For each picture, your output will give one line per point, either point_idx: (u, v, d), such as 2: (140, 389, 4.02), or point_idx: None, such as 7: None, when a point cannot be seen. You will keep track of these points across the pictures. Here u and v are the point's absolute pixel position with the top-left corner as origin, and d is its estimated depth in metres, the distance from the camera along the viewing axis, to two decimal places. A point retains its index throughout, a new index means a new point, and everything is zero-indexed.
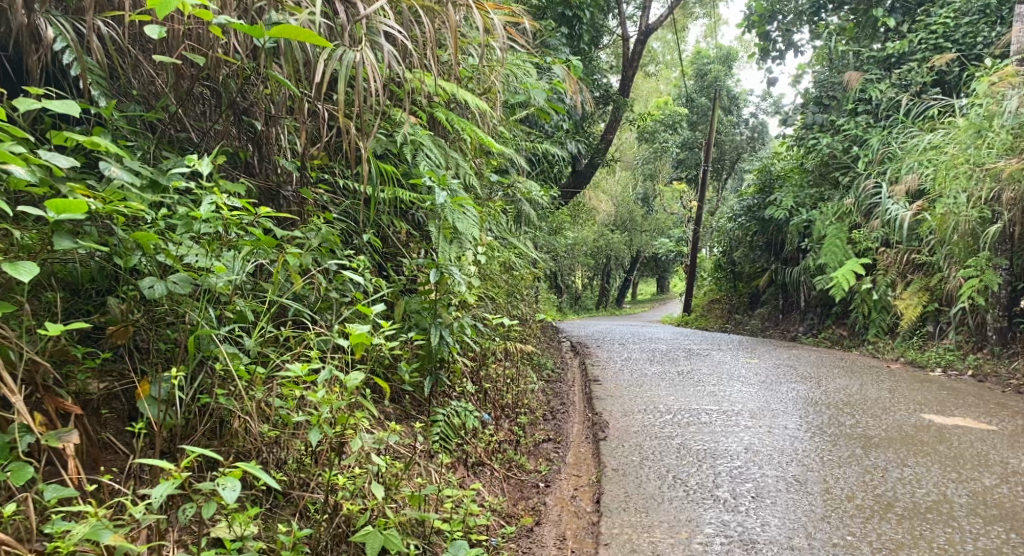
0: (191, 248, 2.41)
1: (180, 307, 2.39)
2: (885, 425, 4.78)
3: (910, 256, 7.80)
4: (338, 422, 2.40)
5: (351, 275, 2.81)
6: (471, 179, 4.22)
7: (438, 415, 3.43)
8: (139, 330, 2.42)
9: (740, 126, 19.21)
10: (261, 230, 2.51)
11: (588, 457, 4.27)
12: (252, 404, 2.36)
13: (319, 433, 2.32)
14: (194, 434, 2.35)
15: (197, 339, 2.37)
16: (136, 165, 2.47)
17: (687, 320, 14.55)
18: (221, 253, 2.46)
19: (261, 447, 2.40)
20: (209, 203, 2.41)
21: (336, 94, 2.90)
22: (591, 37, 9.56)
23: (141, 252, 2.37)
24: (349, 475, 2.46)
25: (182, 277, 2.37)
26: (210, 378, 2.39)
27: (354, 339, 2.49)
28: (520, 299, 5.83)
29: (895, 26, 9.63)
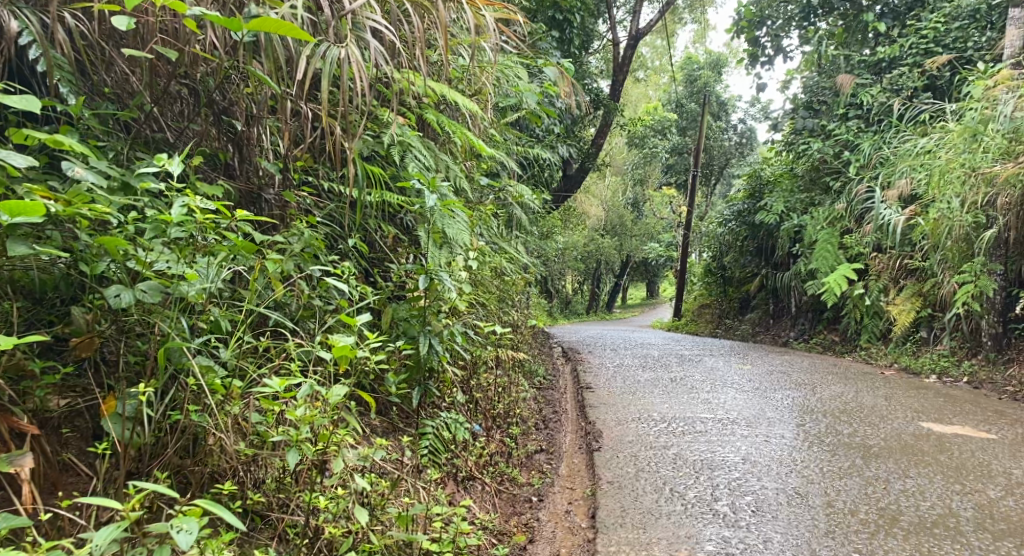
0: (162, 254, 2.28)
1: (150, 317, 2.25)
2: (884, 434, 4.68)
3: (903, 261, 7.73)
4: (320, 440, 2.28)
5: (335, 282, 2.68)
6: (461, 181, 4.11)
7: (427, 428, 3.31)
8: (105, 342, 2.28)
9: (729, 132, 19.16)
10: (237, 235, 2.39)
11: (581, 469, 4.15)
12: (227, 420, 2.24)
13: (299, 453, 2.20)
14: (165, 453, 2.22)
15: (168, 351, 2.25)
16: (104, 165, 2.33)
17: (677, 326, 14.46)
18: (194, 259, 2.34)
19: (237, 466, 2.25)
20: (181, 206, 2.28)
21: (319, 92, 2.78)
22: (581, 41, 9.48)
23: (109, 259, 2.23)
24: (331, 496, 2.33)
25: (152, 285, 2.22)
26: (183, 392, 2.26)
27: (338, 351, 2.37)
28: (510, 306, 5.72)
29: (886, 30, 9.58)
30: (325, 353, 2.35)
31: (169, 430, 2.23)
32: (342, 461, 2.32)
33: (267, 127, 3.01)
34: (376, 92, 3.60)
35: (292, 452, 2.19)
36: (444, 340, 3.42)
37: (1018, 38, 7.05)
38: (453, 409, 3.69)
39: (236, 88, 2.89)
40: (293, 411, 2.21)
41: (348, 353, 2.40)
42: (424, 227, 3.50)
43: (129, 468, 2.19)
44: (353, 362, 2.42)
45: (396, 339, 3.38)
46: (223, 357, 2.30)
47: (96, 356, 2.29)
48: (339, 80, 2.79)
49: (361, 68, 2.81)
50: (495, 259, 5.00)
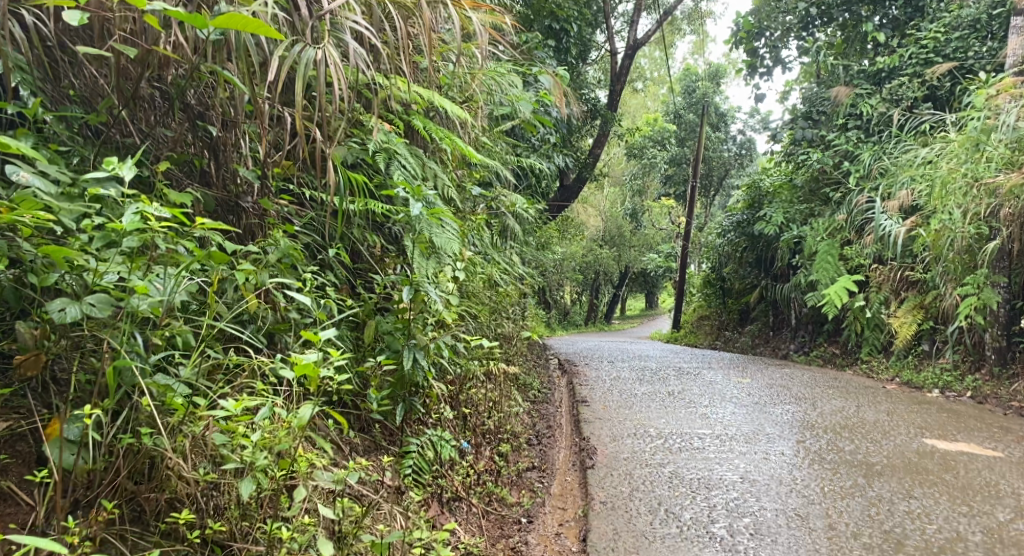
0: (115, 265, 2.17)
1: (101, 332, 2.13)
2: (886, 451, 4.54)
3: (904, 273, 7.60)
4: (280, 466, 2.21)
5: (301, 297, 2.53)
6: (449, 190, 3.99)
7: (410, 446, 3.17)
8: (55, 359, 2.15)
9: (728, 143, 19.04)
10: (197, 245, 2.27)
11: (574, 488, 4.01)
12: (187, 443, 2.14)
13: (253, 484, 2.12)
14: (116, 477, 2.09)
15: (120, 371, 2.13)
16: (51, 170, 2.23)
17: (676, 338, 14.31)
18: (150, 271, 2.23)
19: (195, 493, 2.13)
20: (133, 213, 2.18)
21: (294, 94, 2.66)
22: (578, 51, 9.38)
23: (60, 270, 2.13)
24: (295, 525, 2.19)
25: (101, 299, 2.11)
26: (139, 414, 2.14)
27: (303, 369, 2.24)
28: (503, 317, 5.58)
29: (886, 40, 9.49)
30: (287, 372, 2.22)
31: (122, 451, 2.11)
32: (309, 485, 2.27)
33: (244, 132, 2.89)
34: (360, 96, 3.49)
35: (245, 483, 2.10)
36: (430, 354, 3.29)
37: (1020, 48, 6.96)
38: (439, 425, 3.55)
39: (211, 92, 2.79)
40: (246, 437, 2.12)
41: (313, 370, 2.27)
42: (408, 236, 3.38)
43: (75, 495, 2.06)
44: (322, 380, 2.28)
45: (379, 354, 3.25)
46: (183, 376, 2.22)
47: (43, 374, 2.14)
48: (317, 83, 2.68)
49: (339, 69, 2.70)
50: (487, 271, 4.87)
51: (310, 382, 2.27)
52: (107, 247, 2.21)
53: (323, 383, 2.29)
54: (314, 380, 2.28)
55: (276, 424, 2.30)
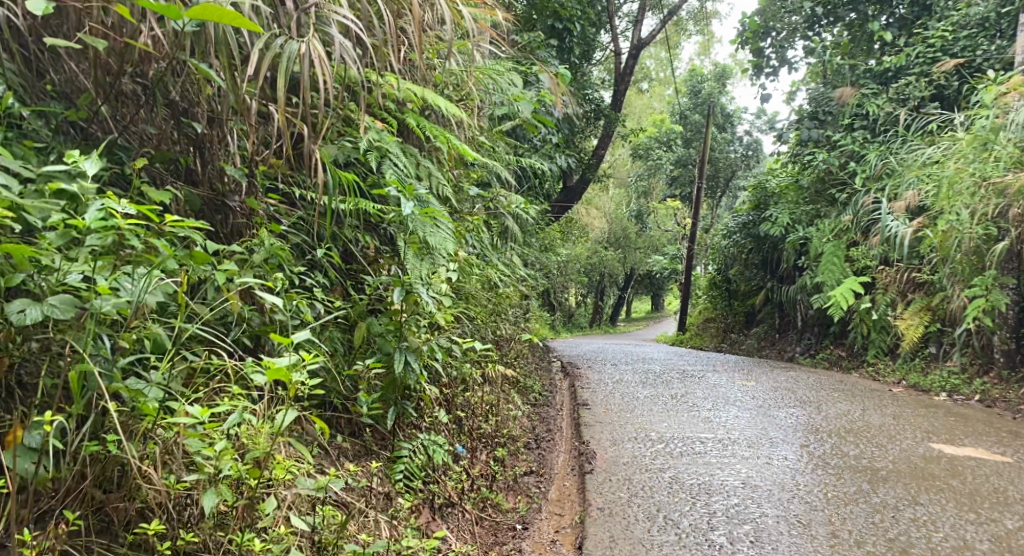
0: (79, 264, 2.10)
1: (63, 335, 2.05)
2: (892, 456, 4.44)
3: (910, 274, 7.50)
4: (251, 475, 2.13)
5: (273, 299, 2.42)
6: (445, 189, 3.92)
7: (402, 451, 3.10)
8: (23, 362, 2.06)
9: (734, 144, 18.92)
10: (165, 243, 2.19)
11: (571, 493, 3.93)
12: (156, 450, 2.07)
13: (214, 498, 2.03)
14: (82, 485, 2.02)
15: (85, 376, 2.05)
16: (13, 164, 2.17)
17: (681, 340, 14.19)
18: (117, 272, 2.15)
19: (164, 502, 2.06)
20: (97, 210, 2.13)
21: (279, 89, 2.60)
22: (582, 51, 9.30)
23: (24, 271, 2.04)
24: (269, 536, 2.14)
25: (63, 299, 2.03)
26: (108, 419, 2.08)
27: (274, 374, 2.14)
28: (503, 319, 5.51)
29: (892, 40, 9.38)
30: (258, 378, 2.13)
31: (88, 459, 2.04)
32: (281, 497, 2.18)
33: (231, 129, 2.84)
34: (352, 93, 3.43)
35: (209, 495, 2.05)
36: (423, 357, 3.21)
37: None
38: (433, 429, 3.48)
39: (196, 89, 2.74)
40: (213, 447, 2.06)
41: (286, 376, 2.17)
42: (400, 236, 3.31)
43: (39, 505, 1.99)
44: (298, 386, 2.18)
45: (370, 356, 3.18)
46: (154, 379, 2.14)
47: (8, 380, 2.04)
48: (303, 78, 2.62)
49: (324, 63, 2.64)
50: (485, 272, 4.80)
51: (286, 388, 2.18)
52: (78, 246, 2.15)
53: (299, 388, 2.20)
54: (289, 385, 2.18)
55: (252, 430, 2.22)
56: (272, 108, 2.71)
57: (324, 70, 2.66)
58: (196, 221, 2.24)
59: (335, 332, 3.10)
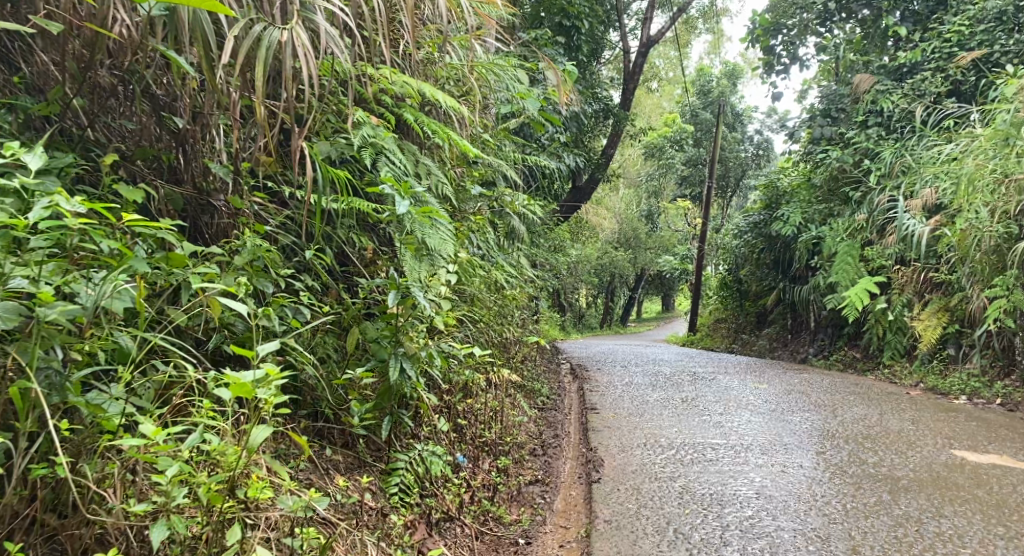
0: (28, 269, 1.96)
1: (10, 346, 1.89)
2: (914, 464, 4.25)
3: (928, 274, 7.30)
4: (212, 500, 1.98)
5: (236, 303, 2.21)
6: (445, 188, 3.78)
7: (398, 463, 2.96)
8: None
9: (745, 143, 18.65)
10: (122, 244, 2.04)
11: (577, 503, 3.77)
12: (111, 472, 1.93)
13: (165, 529, 1.88)
14: (31, 509, 1.89)
15: (31, 393, 1.90)
16: None
17: (692, 341, 13.95)
18: (72, 277, 2.01)
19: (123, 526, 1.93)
20: (43, 208, 1.98)
21: (257, 79, 2.48)
22: (590, 48, 9.13)
23: None
24: None
25: (7, 308, 1.88)
26: (61, 437, 1.94)
27: (239, 389, 1.98)
28: (509, 321, 5.35)
29: (907, 35, 9.15)
30: (220, 393, 1.98)
31: (38, 482, 1.91)
32: (243, 525, 2.03)
33: (216, 126, 2.73)
34: (345, 88, 3.31)
35: (157, 527, 1.89)
36: (420, 365, 3.06)
37: None
38: (432, 438, 3.33)
39: (179, 83, 2.64)
40: (166, 471, 1.92)
41: (251, 391, 2.01)
42: (397, 238, 3.16)
43: None
44: (268, 400, 2.03)
45: (363, 363, 3.04)
46: (115, 393, 2.02)
47: None
48: (285, 67, 2.51)
49: (308, 51, 2.52)
50: (489, 274, 4.65)
51: (253, 403, 2.03)
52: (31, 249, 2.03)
53: (268, 403, 2.04)
54: (257, 400, 2.03)
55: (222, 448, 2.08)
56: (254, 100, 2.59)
57: (308, 59, 2.55)
58: (162, 222, 2.12)
59: (327, 338, 2.96)
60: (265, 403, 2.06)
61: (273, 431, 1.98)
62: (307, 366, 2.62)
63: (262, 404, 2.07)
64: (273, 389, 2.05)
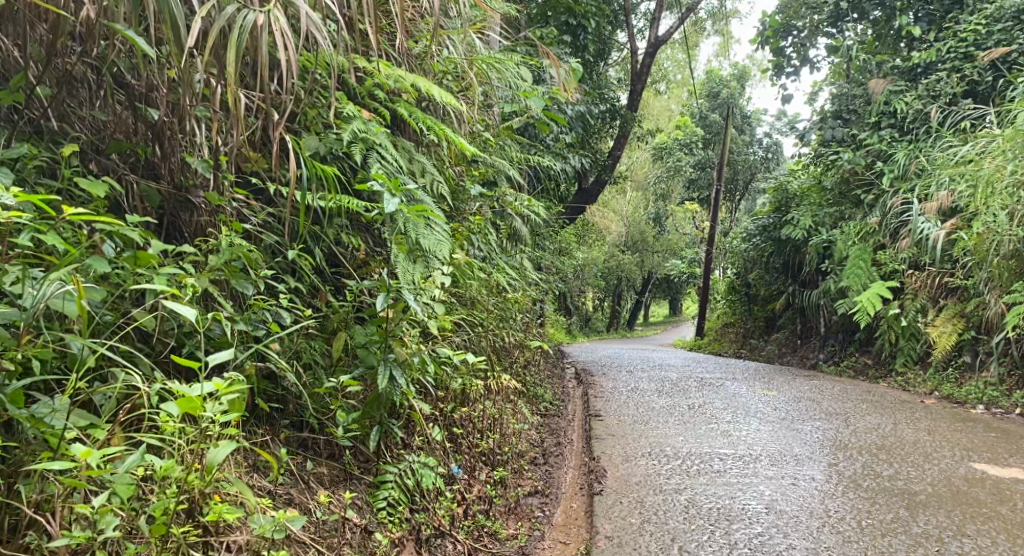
0: None
1: None
2: (931, 477, 4.07)
3: (942, 278, 7.10)
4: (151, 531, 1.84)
5: (184, 308, 2.00)
6: (440, 186, 3.63)
7: (387, 476, 2.81)
8: None
9: (755, 145, 18.41)
10: (59, 238, 1.89)
11: (578, 517, 3.61)
12: (43, 496, 1.81)
13: None
14: None
15: None
16: None
17: (700, 346, 13.73)
18: (12, 276, 1.90)
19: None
20: None
21: (231, 65, 2.36)
22: (597, 48, 8.94)
23: None
24: None
25: None
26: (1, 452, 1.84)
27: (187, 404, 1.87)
28: (512, 325, 5.18)
29: (921, 35, 8.92)
30: (167, 409, 1.87)
31: None
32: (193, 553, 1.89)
33: (196, 118, 2.60)
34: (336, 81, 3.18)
35: None
36: (412, 371, 2.90)
37: None
38: (424, 448, 3.17)
39: (156, 73, 2.52)
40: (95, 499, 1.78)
41: (197, 407, 1.87)
42: (387, 238, 3.00)
43: None
44: (217, 416, 1.93)
45: (350, 370, 2.89)
46: (61, 404, 1.90)
47: None
48: (264, 54, 2.38)
49: (287, 37, 2.39)
50: (488, 276, 4.47)
51: (203, 420, 1.92)
52: None
53: (220, 419, 1.94)
54: (206, 417, 1.92)
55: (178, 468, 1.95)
56: (231, 89, 2.46)
57: (288, 45, 2.41)
58: (119, 219, 1.99)
59: (313, 343, 2.81)
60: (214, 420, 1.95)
61: (233, 448, 1.89)
62: (283, 372, 2.46)
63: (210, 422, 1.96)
64: (225, 404, 1.94)
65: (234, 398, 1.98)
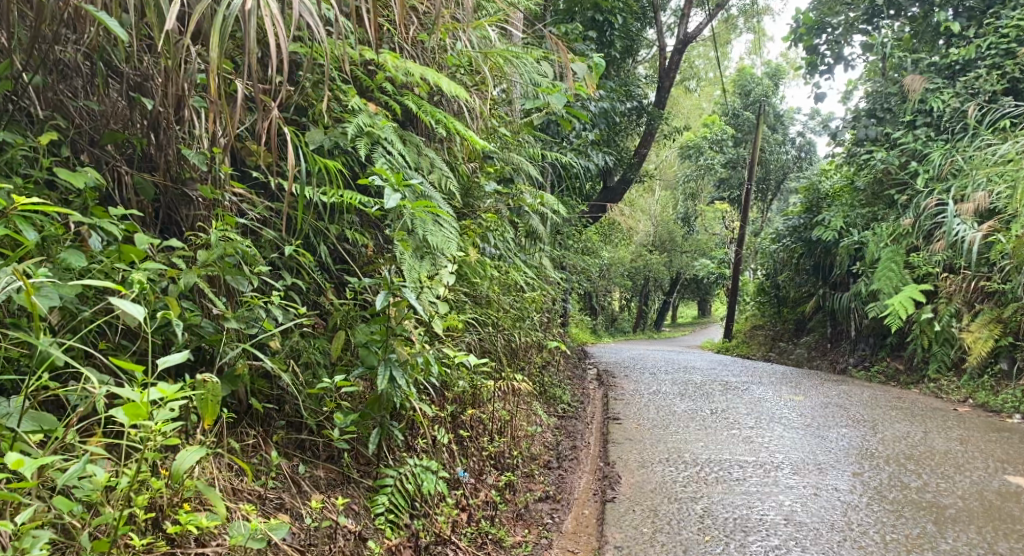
0: None
1: None
2: (962, 489, 3.90)
3: (978, 282, 6.85)
4: (93, 547, 1.81)
5: (131, 308, 1.91)
6: (450, 182, 3.53)
7: (387, 479, 2.72)
8: None
9: (787, 145, 18.05)
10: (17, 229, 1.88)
11: (589, 525, 3.49)
12: None
13: None
14: None
15: None
16: None
17: (727, 348, 13.44)
18: None
19: None
20: None
21: (213, 48, 2.31)
22: (625, 45, 8.75)
23: None
24: None
25: None
26: None
27: (130, 411, 1.82)
28: (530, 325, 5.06)
29: (961, 31, 8.62)
30: (112, 415, 1.83)
31: None
32: None
33: (194, 109, 2.54)
34: (341, 73, 3.10)
35: None
36: (414, 373, 2.79)
37: None
38: (428, 452, 3.07)
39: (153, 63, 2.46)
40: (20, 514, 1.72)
41: (140, 414, 1.83)
42: (390, 234, 2.91)
43: None
44: (161, 425, 1.87)
45: (350, 371, 2.79)
46: (18, 404, 1.90)
47: None
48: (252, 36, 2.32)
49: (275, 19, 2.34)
50: (503, 276, 4.36)
51: (147, 429, 1.87)
52: None
53: (164, 427, 1.88)
54: (152, 425, 1.87)
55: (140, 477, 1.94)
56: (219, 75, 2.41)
57: (276, 28, 2.37)
58: (64, 209, 1.97)
59: (310, 343, 2.73)
60: (158, 429, 1.90)
61: (203, 454, 1.91)
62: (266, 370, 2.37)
63: (154, 432, 1.90)
64: (173, 412, 1.90)
65: (179, 404, 1.91)
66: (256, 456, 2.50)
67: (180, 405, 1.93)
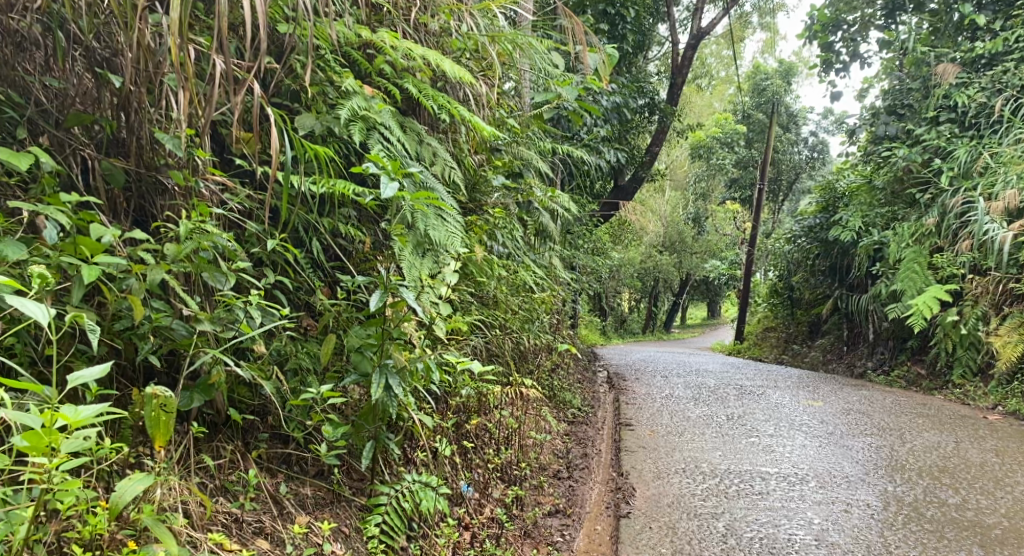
0: None
1: None
2: (1003, 507, 3.61)
3: (1008, 284, 6.51)
4: None
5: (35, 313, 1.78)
6: (454, 173, 3.27)
7: (382, 498, 2.46)
8: None
9: (800, 144, 17.69)
10: None
11: (601, 544, 3.23)
12: None
13: None
14: None
15: None
16: None
17: (739, 350, 13.11)
18: None
19: None
20: None
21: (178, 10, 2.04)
22: (637, 40, 8.45)
23: None
24: None
25: None
26: None
27: (28, 439, 1.72)
28: (540, 328, 4.77)
29: (986, 24, 8.27)
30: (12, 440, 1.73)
31: None
32: None
33: (168, 88, 2.29)
34: (332, 53, 2.84)
35: None
36: (412, 381, 2.53)
37: None
38: (427, 466, 2.81)
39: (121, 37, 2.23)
40: None
41: (35, 442, 1.73)
42: (389, 229, 2.65)
43: None
44: (57, 460, 1.74)
45: (340, 380, 2.54)
46: None
47: None
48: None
49: None
50: (511, 275, 4.08)
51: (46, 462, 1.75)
52: None
53: (63, 460, 1.75)
54: (51, 460, 1.75)
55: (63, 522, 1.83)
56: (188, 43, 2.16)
57: None
58: None
59: (298, 347, 2.48)
60: (60, 464, 1.78)
61: (146, 484, 1.85)
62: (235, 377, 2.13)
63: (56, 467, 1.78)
64: (79, 443, 1.77)
65: (80, 429, 1.76)
66: (234, 475, 2.28)
67: (84, 430, 1.77)
